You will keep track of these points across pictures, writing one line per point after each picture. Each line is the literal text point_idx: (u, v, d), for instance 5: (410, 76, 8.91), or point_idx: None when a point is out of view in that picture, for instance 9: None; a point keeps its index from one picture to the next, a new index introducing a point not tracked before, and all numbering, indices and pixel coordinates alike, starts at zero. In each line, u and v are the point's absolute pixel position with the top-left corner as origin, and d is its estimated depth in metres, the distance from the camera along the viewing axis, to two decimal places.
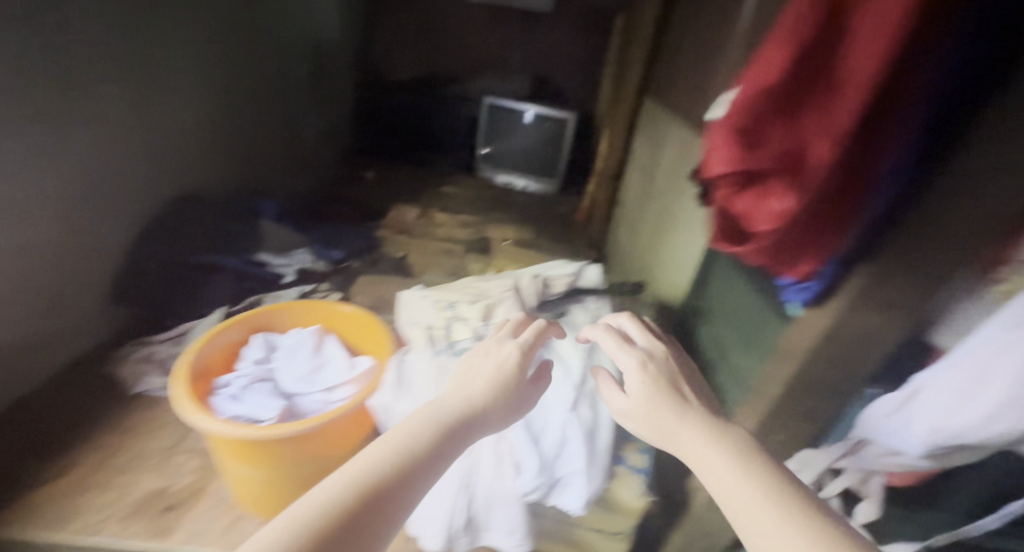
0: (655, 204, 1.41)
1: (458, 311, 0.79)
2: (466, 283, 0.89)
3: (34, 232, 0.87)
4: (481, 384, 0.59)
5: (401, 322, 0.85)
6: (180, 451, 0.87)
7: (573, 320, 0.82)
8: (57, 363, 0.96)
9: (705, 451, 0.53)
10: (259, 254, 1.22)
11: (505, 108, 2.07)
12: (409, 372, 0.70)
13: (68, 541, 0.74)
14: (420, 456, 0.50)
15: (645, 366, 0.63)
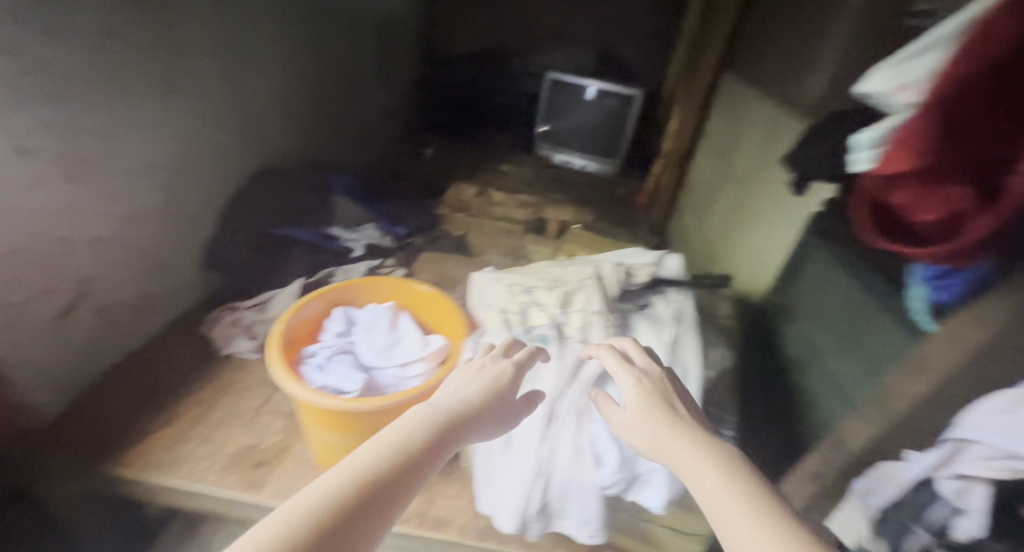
0: (734, 190, 1.33)
1: (536, 298, 0.79)
2: (541, 268, 0.89)
3: (144, 202, 0.95)
4: (472, 392, 0.57)
5: (474, 303, 0.86)
6: (266, 412, 0.94)
7: (655, 314, 0.81)
8: (159, 321, 1.05)
9: (692, 461, 0.49)
10: (331, 228, 1.26)
11: (566, 83, 1.97)
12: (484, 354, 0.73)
13: (175, 485, 0.83)
14: (412, 457, 0.48)
15: (642, 381, 0.58)
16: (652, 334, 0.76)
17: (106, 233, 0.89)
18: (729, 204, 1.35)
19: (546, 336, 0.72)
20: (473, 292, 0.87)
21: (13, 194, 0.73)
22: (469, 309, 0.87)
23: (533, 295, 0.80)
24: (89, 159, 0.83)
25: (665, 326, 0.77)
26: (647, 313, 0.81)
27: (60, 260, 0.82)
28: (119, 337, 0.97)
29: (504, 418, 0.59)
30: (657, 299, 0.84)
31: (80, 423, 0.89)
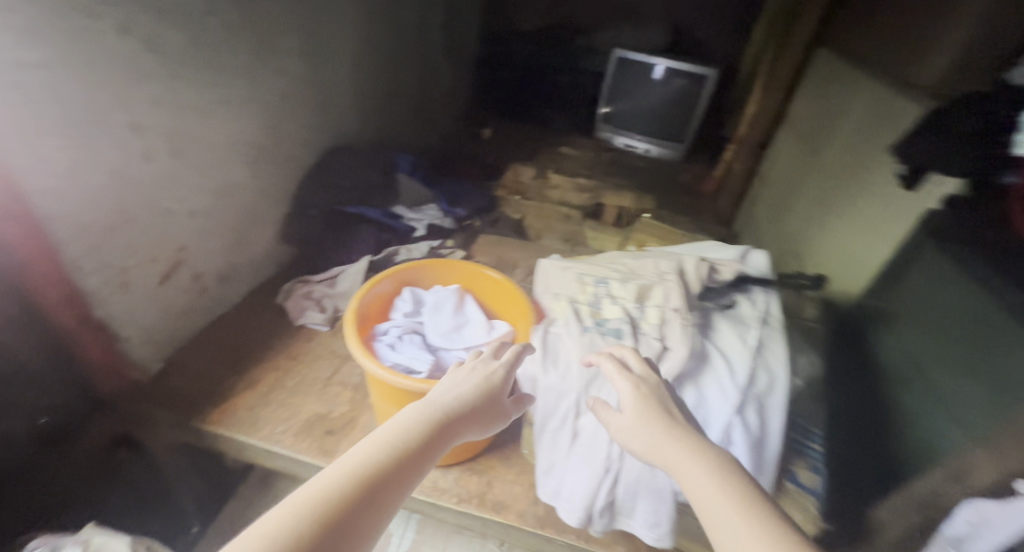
0: (828, 180, 1.24)
1: (610, 289, 0.77)
2: (613, 259, 0.87)
3: (233, 177, 1.00)
4: (465, 392, 0.58)
5: (540, 291, 0.86)
6: (335, 382, 0.99)
7: (740, 313, 0.76)
8: (241, 290, 1.12)
9: (685, 462, 0.49)
10: (396, 207, 1.28)
11: (634, 61, 1.90)
12: (552, 345, 0.72)
13: (255, 445, 0.88)
14: (408, 454, 0.49)
15: (639, 387, 0.57)
16: (736, 334, 0.72)
17: (200, 205, 0.94)
18: (816, 198, 1.26)
19: (619, 330, 0.69)
20: (541, 280, 0.86)
21: (126, 167, 0.79)
22: (535, 296, 0.86)
23: (607, 286, 0.78)
24: (189, 135, 0.88)
25: (750, 328, 0.73)
26: (731, 312, 0.77)
27: (161, 228, 0.88)
28: (207, 303, 1.04)
29: (495, 418, 0.60)
30: (740, 298, 0.80)
31: (173, 380, 0.96)
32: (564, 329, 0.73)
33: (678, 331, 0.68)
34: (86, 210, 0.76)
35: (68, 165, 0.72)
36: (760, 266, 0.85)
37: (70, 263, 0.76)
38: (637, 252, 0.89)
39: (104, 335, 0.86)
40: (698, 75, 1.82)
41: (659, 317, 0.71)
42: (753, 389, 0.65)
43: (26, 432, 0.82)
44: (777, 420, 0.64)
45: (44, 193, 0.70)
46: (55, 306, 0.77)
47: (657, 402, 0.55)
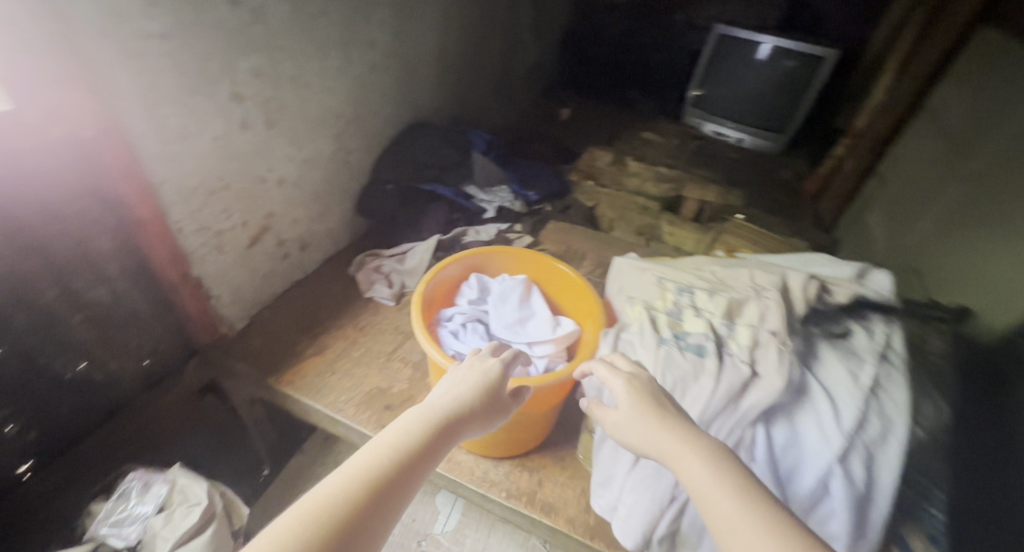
0: (981, 190, 1.06)
1: (694, 300, 0.70)
2: (702, 266, 0.79)
3: (321, 148, 1.02)
4: (463, 394, 0.62)
5: (617, 294, 0.80)
6: (397, 358, 1.00)
7: (852, 344, 0.65)
8: (318, 258, 1.15)
9: (679, 452, 0.51)
10: (468, 186, 1.26)
11: (738, 38, 1.73)
12: (622, 352, 0.68)
13: (321, 410, 0.92)
14: (408, 457, 0.55)
15: (632, 382, 0.58)
16: (848, 369, 0.61)
17: (288, 173, 0.97)
18: (961, 212, 1.10)
19: (701, 347, 0.63)
20: (621, 281, 0.81)
21: (228, 135, 0.82)
22: (611, 301, 0.81)
23: (691, 296, 0.70)
24: (284, 104, 0.90)
25: (863, 362, 0.62)
26: (841, 342, 0.66)
27: (255, 195, 0.92)
28: (287, 268, 1.08)
29: (497, 412, 0.64)
30: (854, 325, 0.68)
31: (252, 338, 1.01)
32: (639, 338, 0.67)
33: (772, 358, 0.60)
34: (190, 175, 0.79)
35: (177, 132, 0.75)
36: (883, 287, 0.72)
37: (177, 225, 0.81)
38: (733, 261, 0.79)
39: (199, 292, 0.91)
40: (811, 57, 1.64)
41: (751, 338, 0.63)
42: (862, 435, 0.56)
43: (131, 369, 0.91)
44: (889, 474, 0.55)
45: (156, 158, 0.74)
46: (162, 261, 0.83)
47: (652, 393, 0.56)
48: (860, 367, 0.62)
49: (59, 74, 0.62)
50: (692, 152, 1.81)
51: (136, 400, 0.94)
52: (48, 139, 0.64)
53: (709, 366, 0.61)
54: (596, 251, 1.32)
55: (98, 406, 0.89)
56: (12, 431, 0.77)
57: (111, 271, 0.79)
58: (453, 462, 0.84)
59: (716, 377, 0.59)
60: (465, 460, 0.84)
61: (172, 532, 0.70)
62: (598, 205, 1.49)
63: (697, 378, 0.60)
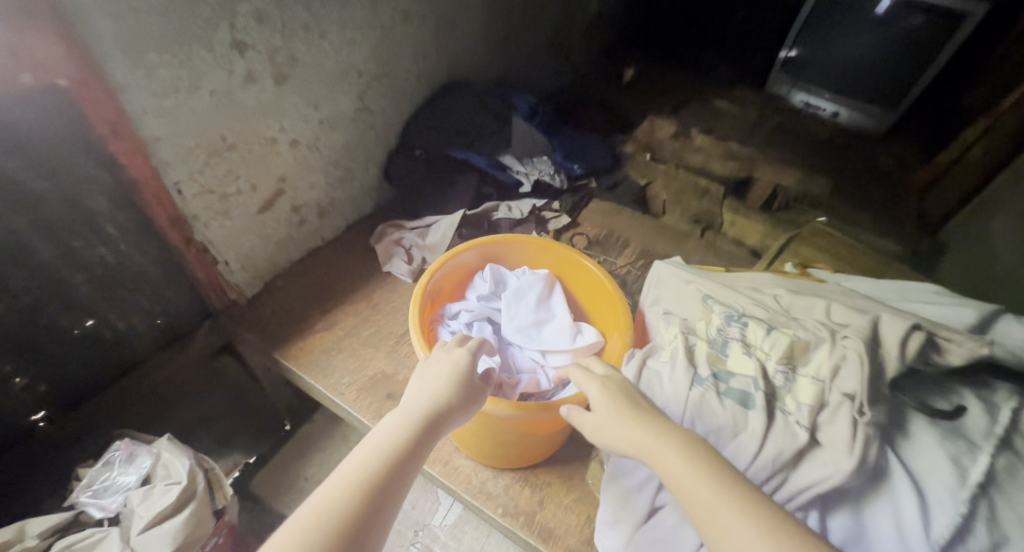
0: None
1: (745, 331, 0.55)
2: (764, 280, 0.63)
3: (341, 107, 0.93)
4: (437, 387, 0.57)
5: (653, 307, 0.68)
6: (406, 342, 0.93)
7: (963, 424, 0.48)
8: (338, 225, 1.08)
9: (655, 446, 0.47)
10: (504, 156, 1.13)
11: None
12: (647, 381, 0.57)
13: (322, 392, 0.87)
14: (396, 462, 0.50)
15: (608, 383, 0.54)
16: (952, 457, 0.45)
17: (303, 134, 0.88)
18: None
19: (747, 396, 0.50)
20: (662, 290, 0.68)
21: (230, 90, 0.74)
22: (646, 315, 0.69)
23: (742, 325, 0.56)
24: (297, 58, 0.81)
25: (977, 451, 0.46)
26: (949, 420, 0.48)
27: (266, 158, 0.84)
28: (305, 234, 1.02)
29: (475, 399, 0.59)
30: (967, 392, 0.51)
31: (262, 306, 0.96)
32: (669, 370, 0.56)
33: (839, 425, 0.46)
34: (187, 133, 0.72)
35: (171, 85, 0.67)
36: (1017, 340, 0.52)
37: (175, 187, 0.75)
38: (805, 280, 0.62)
39: (205, 256, 0.85)
40: (952, 13, 1.32)
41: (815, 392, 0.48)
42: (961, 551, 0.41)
43: (144, 328, 0.87)
44: None
45: (148, 113, 0.67)
46: (162, 223, 0.78)
47: (626, 393, 0.53)
48: (970, 457, 0.45)
49: (23, 12, 0.54)
50: (769, 127, 1.57)
51: (150, 360, 0.90)
52: (16, 87, 0.57)
53: (753, 424, 0.48)
54: (641, 238, 1.18)
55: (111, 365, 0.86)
56: (21, 383, 0.75)
57: (112, 230, 0.75)
58: (450, 466, 0.77)
59: (760, 439, 0.47)
60: (463, 465, 0.78)
61: (147, 510, 0.67)
62: (652, 182, 1.34)
63: (739, 436, 0.49)
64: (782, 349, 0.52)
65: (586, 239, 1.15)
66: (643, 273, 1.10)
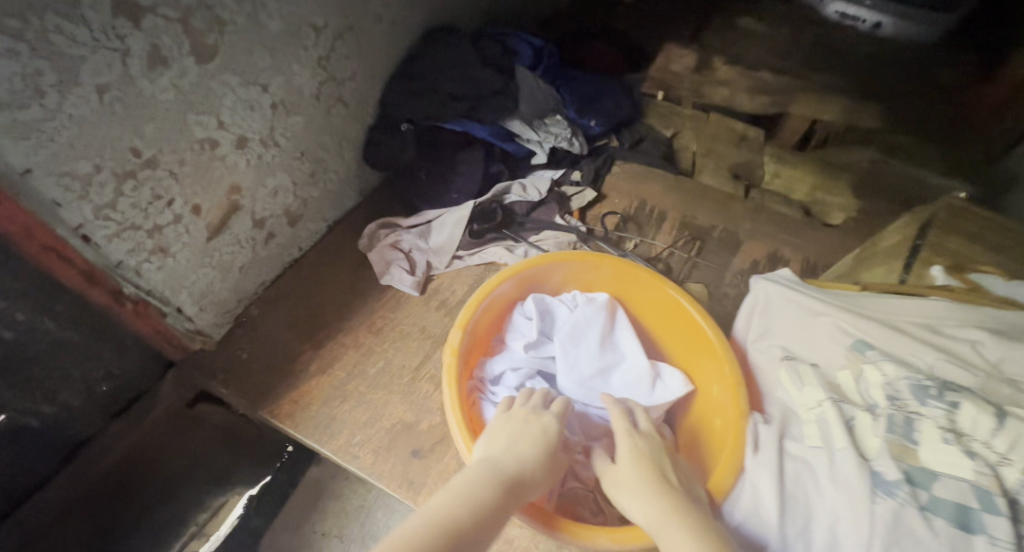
0: None
1: (952, 413, 0.45)
2: (937, 317, 0.53)
3: (299, 82, 0.69)
4: (522, 445, 0.48)
5: (759, 343, 0.59)
6: (423, 377, 0.75)
7: None
8: (316, 230, 0.86)
9: (667, 522, 0.42)
10: (512, 121, 0.92)
11: None
12: (797, 472, 0.47)
13: (331, 456, 0.69)
14: (484, 515, 0.40)
15: (639, 445, 0.49)
16: None
17: (251, 126, 0.65)
18: None
19: (964, 519, 0.41)
20: (777, 321, 0.59)
21: (129, 81, 0.50)
22: (747, 350, 0.60)
23: (948, 404, 0.46)
24: (224, 20, 0.56)
25: None
26: None
27: (205, 166, 0.62)
28: (277, 250, 0.80)
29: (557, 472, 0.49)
30: None
31: (240, 348, 0.77)
32: (833, 460, 0.46)
33: None
34: (75, 155, 0.49)
35: (29, 86, 0.43)
36: None
37: (78, 232, 0.53)
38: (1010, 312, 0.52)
39: (145, 306, 0.64)
40: None
41: None
42: None
43: (82, 404, 0.66)
44: None
45: (2, 137, 0.43)
46: (71, 279, 0.56)
47: (659, 460, 0.48)
48: None
49: None
50: (809, 41, 1.31)
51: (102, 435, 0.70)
52: None
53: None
54: (680, 206, 0.99)
55: (53, 453, 0.66)
56: None
57: None
58: (503, 542, 0.62)
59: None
60: (518, 538, 0.62)
61: None
62: (679, 132, 1.13)
63: None
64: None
65: (618, 217, 0.95)
66: (688, 252, 0.92)
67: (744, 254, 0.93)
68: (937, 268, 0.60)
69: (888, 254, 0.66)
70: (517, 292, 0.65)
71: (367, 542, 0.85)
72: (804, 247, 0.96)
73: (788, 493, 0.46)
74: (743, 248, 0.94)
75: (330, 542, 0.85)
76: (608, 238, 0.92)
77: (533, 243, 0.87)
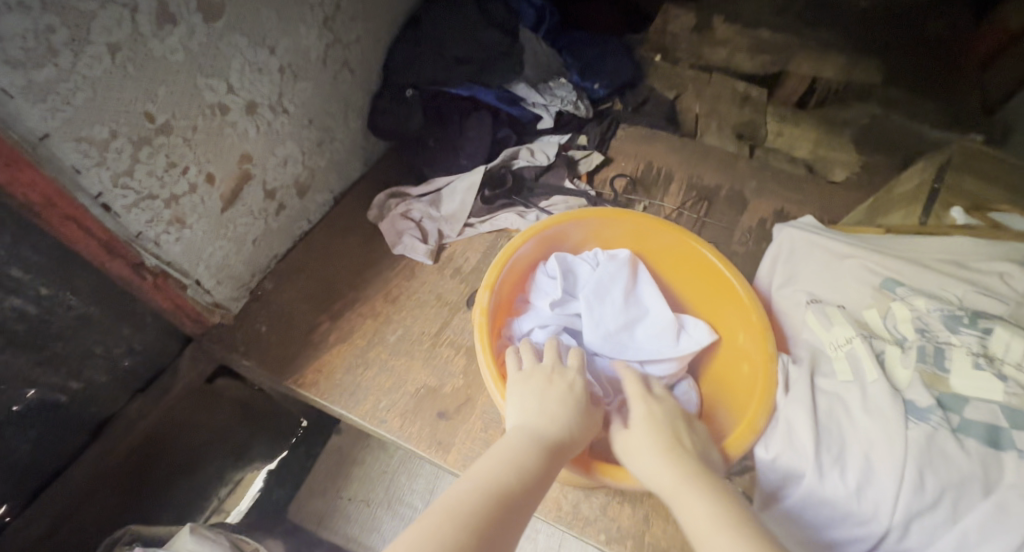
0: None
1: (984, 339, 0.48)
2: (963, 254, 0.56)
3: (305, 45, 0.68)
4: (557, 403, 0.49)
5: (784, 289, 0.61)
6: (443, 342, 0.76)
7: None
8: (324, 201, 0.85)
9: (681, 487, 0.42)
10: (517, 85, 0.93)
11: None
12: (831, 406, 0.50)
13: (358, 422, 0.70)
14: (530, 480, 0.41)
15: (653, 410, 0.51)
16: None
17: (260, 91, 0.64)
18: None
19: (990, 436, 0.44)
20: (802, 266, 0.61)
21: (140, 40, 0.49)
22: (772, 297, 0.62)
23: (981, 331, 0.49)
24: None
25: None
26: None
27: (218, 133, 0.60)
28: (287, 221, 0.79)
29: (592, 427, 0.50)
30: None
31: (257, 321, 0.76)
32: (867, 391, 0.49)
33: None
34: (92, 120, 0.48)
35: (41, 44, 0.42)
36: None
37: (98, 200, 0.52)
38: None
39: (166, 281, 0.64)
40: None
41: None
42: None
43: (106, 381, 0.65)
44: None
45: (17, 98, 0.42)
46: (93, 251, 0.55)
47: (671, 428, 0.49)
48: None
49: None
50: None
51: (129, 408, 0.69)
52: None
53: (1012, 479, 0.42)
54: (686, 166, 0.98)
55: (80, 426, 0.65)
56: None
57: (18, 274, 0.51)
58: None
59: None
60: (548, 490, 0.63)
61: None
62: (681, 93, 1.11)
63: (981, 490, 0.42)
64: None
65: (627, 180, 0.95)
66: (697, 212, 0.92)
67: (752, 212, 0.92)
68: (957, 212, 0.62)
69: (907, 200, 0.68)
70: (539, 252, 0.68)
71: (395, 505, 0.92)
72: (810, 205, 0.94)
73: (821, 425, 0.48)
74: (749, 208, 0.93)
75: (357, 505, 0.92)
76: (617, 201, 0.92)
77: (544, 208, 0.87)
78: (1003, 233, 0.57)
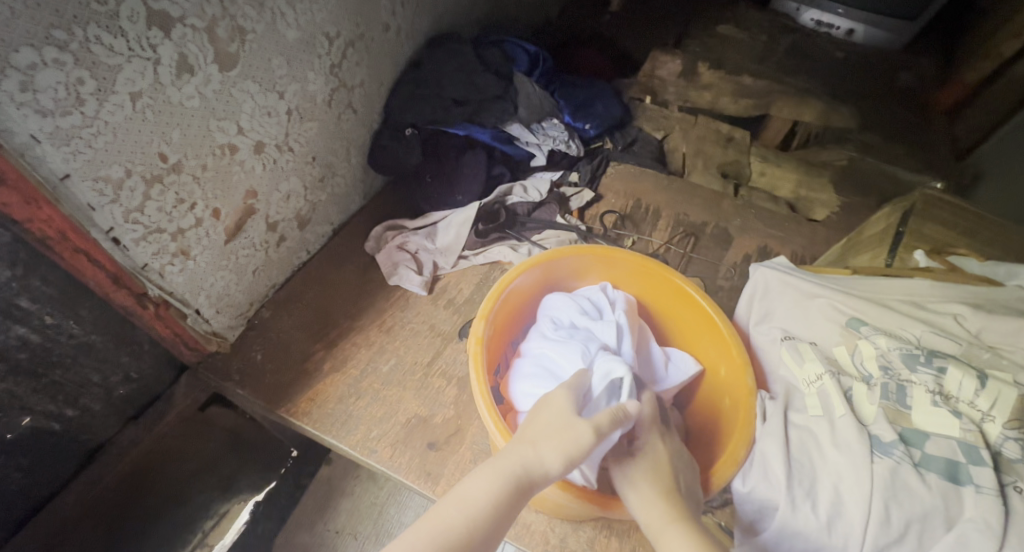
0: None
1: (940, 377, 0.51)
2: (921, 293, 0.59)
3: (312, 91, 0.72)
4: (541, 437, 0.47)
5: (760, 326, 0.64)
6: (435, 373, 0.77)
7: None
8: (323, 234, 0.88)
9: (666, 528, 0.46)
10: (512, 125, 0.97)
11: None
12: (805, 440, 0.52)
13: (349, 452, 0.71)
14: (486, 526, 0.42)
15: (655, 449, 0.53)
16: None
17: (267, 132, 0.67)
18: None
19: (950, 472, 0.46)
20: (775, 304, 0.64)
21: (160, 89, 0.52)
22: (749, 333, 0.65)
23: (936, 369, 0.51)
24: (245, 30, 0.59)
25: None
26: None
27: (225, 172, 0.64)
28: (287, 253, 0.82)
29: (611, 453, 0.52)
30: None
31: (253, 348, 0.77)
32: (833, 427, 0.51)
33: None
34: (110, 161, 0.51)
35: (71, 95, 0.45)
36: None
37: (109, 235, 0.55)
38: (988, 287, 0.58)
39: (168, 310, 0.65)
40: None
41: None
42: None
43: (101, 408, 0.66)
44: None
45: (43, 142, 0.45)
46: (100, 283, 0.57)
47: (666, 469, 0.51)
48: None
49: None
50: (788, 43, 1.36)
51: (119, 438, 0.69)
52: None
53: (971, 513, 0.45)
54: (674, 204, 1.01)
55: (69, 457, 0.65)
56: None
57: (26, 304, 0.53)
58: (521, 526, 0.64)
59: (992, 535, 0.43)
60: (535, 521, 0.65)
61: None
62: (669, 133, 1.16)
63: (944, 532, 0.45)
64: (1008, 411, 0.48)
65: (616, 216, 0.98)
66: (684, 248, 0.95)
67: (736, 249, 0.96)
68: (920, 252, 0.66)
69: (875, 242, 0.73)
70: (531, 286, 0.71)
71: (383, 538, 0.92)
72: (792, 243, 0.97)
73: (793, 457, 0.51)
74: (735, 243, 0.96)
75: (345, 538, 0.92)
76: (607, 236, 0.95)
77: (536, 242, 0.90)
78: (957, 275, 0.61)
